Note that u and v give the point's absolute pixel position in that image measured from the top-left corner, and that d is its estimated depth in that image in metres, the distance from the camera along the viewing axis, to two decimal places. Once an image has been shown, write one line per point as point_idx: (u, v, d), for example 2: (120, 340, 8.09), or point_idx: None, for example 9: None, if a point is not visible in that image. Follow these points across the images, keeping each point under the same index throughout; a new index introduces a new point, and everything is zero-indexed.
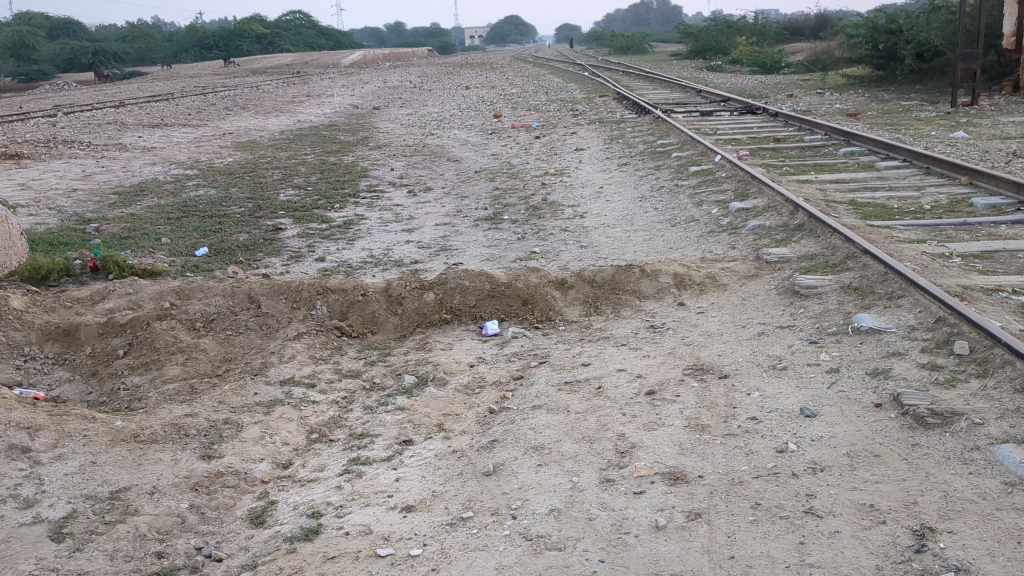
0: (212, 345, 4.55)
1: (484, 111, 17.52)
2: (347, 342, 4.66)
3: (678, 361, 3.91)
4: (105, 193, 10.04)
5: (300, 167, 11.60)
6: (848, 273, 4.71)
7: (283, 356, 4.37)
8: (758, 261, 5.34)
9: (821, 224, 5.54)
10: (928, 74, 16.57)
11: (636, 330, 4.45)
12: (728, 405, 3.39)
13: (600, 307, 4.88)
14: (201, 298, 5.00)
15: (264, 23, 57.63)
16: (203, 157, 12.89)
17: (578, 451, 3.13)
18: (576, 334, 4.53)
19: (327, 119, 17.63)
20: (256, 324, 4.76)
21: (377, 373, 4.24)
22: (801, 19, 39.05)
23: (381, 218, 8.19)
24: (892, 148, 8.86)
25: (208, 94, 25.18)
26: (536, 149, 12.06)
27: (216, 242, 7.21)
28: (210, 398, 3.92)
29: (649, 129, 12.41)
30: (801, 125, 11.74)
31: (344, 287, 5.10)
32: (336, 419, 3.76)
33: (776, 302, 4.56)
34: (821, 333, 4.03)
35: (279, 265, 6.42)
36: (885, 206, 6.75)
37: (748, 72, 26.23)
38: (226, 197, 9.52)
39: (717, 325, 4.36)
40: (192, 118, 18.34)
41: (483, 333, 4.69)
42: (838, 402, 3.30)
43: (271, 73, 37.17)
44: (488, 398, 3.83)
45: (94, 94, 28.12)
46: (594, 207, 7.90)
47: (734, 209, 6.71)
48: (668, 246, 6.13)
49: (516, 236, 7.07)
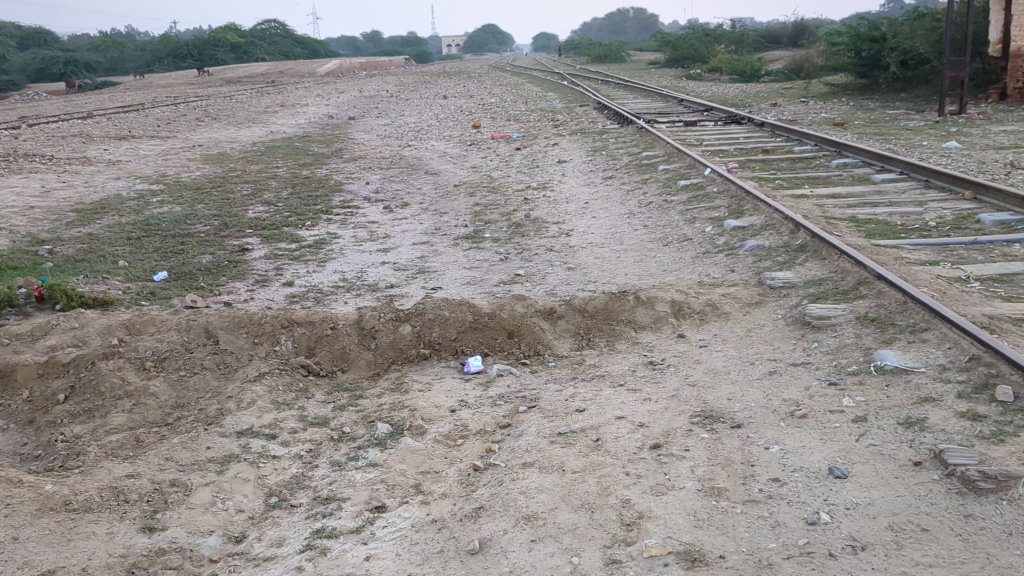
0: (163, 389, 4.10)
1: (463, 121, 17.08)
2: (313, 383, 4.22)
3: (684, 407, 3.50)
4: (64, 211, 9.56)
5: (271, 181, 11.14)
6: (863, 301, 4.30)
7: (242, 402, 3.93)
8: (761, 286, 4.94)
9: (828, 246, 5.15)
10: (912, 81, 16.28)
11: (634, 367, 4.03)
12: (745, 462, 2.97)
13: (593, 340, 4.47)
14: (154, 334, 4.55)
15: (239, 31, 56.99)
16: (171, 171, 12.41)
17: (577, 523, 2.70)
18: (567, 372, 4.11)
19: (302, 130, 17.18)
20: (213, 363, 4.31)
21: (346, 421, 3.80)
22: (779, 27, 38.89)
23: (354, 237, 7.75)
24: (887, 160, 8.48)
25: (180, 103, 24.63)
26: (516, 161, 11.65)
27: (177, 265, 6.76)
28: (156, 454, 3.48)
29: (633, 140, 12.03)
30: (790, 134, 11.38)
31: (312, 319, 4.65)
32: (299, 478, 3.32)
33: (786, 335, 4.15)
34: (841, 372, 3.63)
35: (244, 291, 5.97)
36: (888, 222, 6.36)
37: (729, 79, 25.96)
38: (192, 214, 9.06)
39: (723, 362, 3.95)
40: (162, 129, 17.82)
41: (465, 370, 4.25)
42: (872, 458, 2.89)
43: (247, 82, 36.67)
44: (472, 451, 3.40)
45: (63, 104, 27.55)
46: (580, 224, 7.49)
47: (730, 227, 6.31)
48: (661, 269, 5.73)
49: (499, 256, 6.65)
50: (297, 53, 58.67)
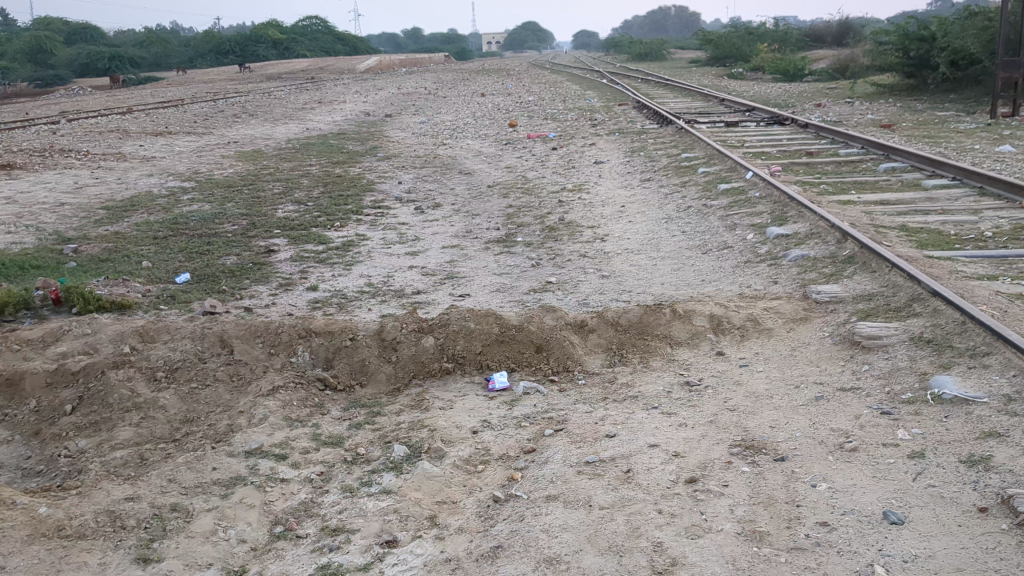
0: (173, 401, 3.92)
1: (499, 120, 16.86)
2: (330, 399, 4.01)
3: (722, 434, 3.24)
4: (94, 208, 9.45)
5: (303, 180, 10.99)
6: (917, 320, 4.01)
7: (253, 418, 3.73)
8: (806, 300, 4.66)
9: (878, 258, 4.85)
10: (963, 82, 15.79)
11: (669, 388, 3.78)
12: (790, 502, 2.71)
13: (626, 357, 4.21)
14: (167, 342, 4.37)
15: (280, 28, 57.20)
16: (203, 168, 12.31)
17: (604, 569, 2.46)
18: (598, 391, 3.87)
19: (337, 127, 17.03)
20: (227, 374, 4.12)
21: (362, 441, 3.58)
22: (822, 27, 38.22)
23: (384, 239, 7.55)
24: (938, 165, 8.12)
25: (219, 100, 24.64)
26: (552, 161, 11.40)
27: (200, 267, 6.59)
28: (160, 475, 3.29)
29: (672, 141, 11.73)
30: (835, 136, 11.01)
31: (331, 329, 4.44)
32: (307, 505, 3.10)
33: (833, 355, 3.88)
34: (894, 400, 3.34)
35: (266, 296, 5.79)
36: (940, 232, 6.02)
37: (771, 79, 25.50)
38: (221, 213, 8.91)
39: (765, 384, 3.68)
40: (198, 126, 17.76)
41: (489, 388, 4.01)
42: (931, 502, 2.62)
43: (286, 79, 36.69)
44: (493, 479, 3.16)
45: (103, 100, 27.67)
46: (615, 229, 7.22)
47: (773, 235, 6.02)
48: (700, 279, 5.45)
49: (531, 262, 6.41)
50: (338, 50, 58.72)
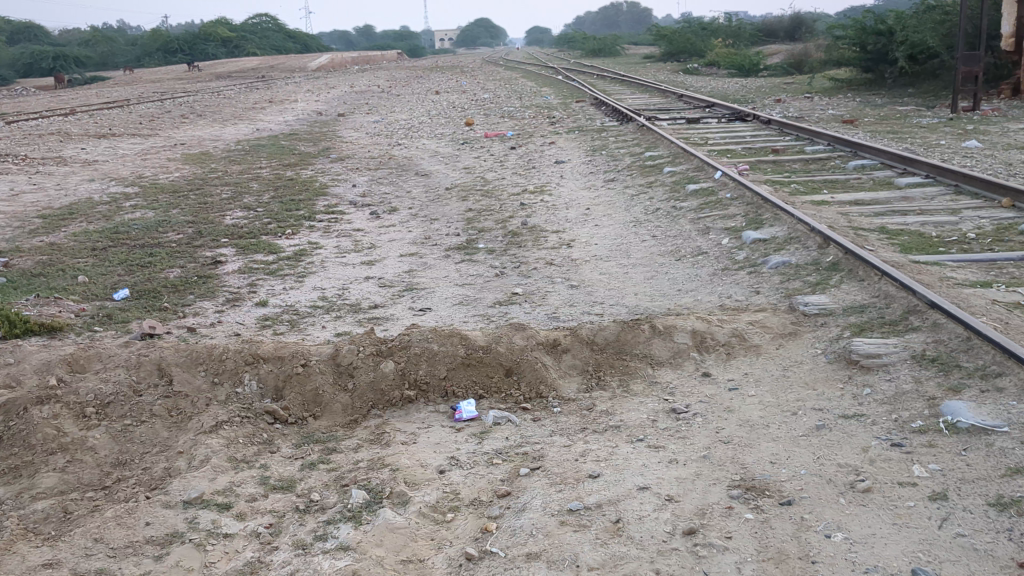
0: (104, 441, 3.51)
1: (455, 119, 16.46)
2: (279, 433, 3.63)
3: (718, 474, 2.92)
4: (29, 216, 8.94)
5: (252, 184, 10.53)
6: (916, 335, 3.72)
7: (193, 460, 3.34)
8: (792, 312, 4.37)
9: (866, 265, 4.56)
10: (921, 76, 15.67)
11: (654, 416, 3.45)
12: (804, 558, 2.39)
13: (603, 380, 3.88)
14: (99, 372, 3.95)
15: (229, 26, 56.16)
16: (147, 171, 11.78)
17: None
18: (576, 420, 3.53)
19: (288, 127, 16.53)
20: (165, 409, 3.72)
21: (316, 484, 3.21)
22: (774, 21, 38.17)
23: (338, 247, 7.16)
24: (910, 162, 7.87)
25: (166, 100, 23.94)
26: (511, 161, 11.05)
27: (141, 281, 6.16)
28: (87, 533, 2.89)
29: (634, 139, 11.45)
30: (799, 133, 10.80)
31: (281, 354, 4.04)
32: (254, 566, 2.73)
33: (830, 377, 3.57)
34: (904, 428, 3.05)
35: (211, 313, 5.38)
36: (922, 234, 5.77)
37: (726, 74, 25.35)
38: (165, 221, 8.44)
39: (759, 411, 3.37)
40: (143, 128, 17.15)
41: (456, 418, 3.66)
42: (963, 556, 2.32)
43: (235, 78, 35.90)
44: (464, 530, 2.81)
45: (43, 100, 26.78)
46: (582, 234, 6.89)
47: (750, 240, 5.73)
48: (675, 289, 5.14)
49: (494, 271, 6.06)
50: (289, 48, 57.81)
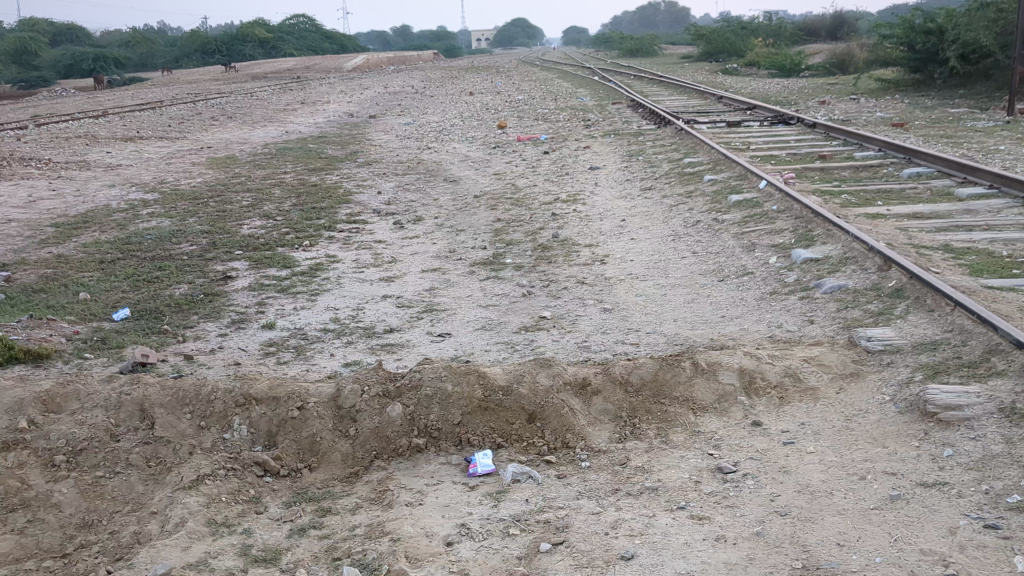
0: (70, 497, 3.11)
1: (488, 122, 16.01)
2: (269, 490, 3.20)
3: (776, 559, 2.44)
4: (42, 225, 8.64)
5: (275, 190, 10.16)
6: (1002, 381, 3.20)
7: (167, 523, 2.92)
8: (853, 347, 3.87)
9: (936, 292, 4.05)
10: (973, 77, 14.99)
11: (698, 478, 2.97)
12: None
13: (639, 429, 3.41)
14: (74, 411, 3.54)
15: (268, 27, 56.27)
16: (171, 176, 11.47)
17: None
18: (606, 480, 3.06)
19: (318, 130, 16.19)
20: (144, 459, 3.30)
21: (304, 556, 2.77)
22: (816, 20, 37.32)
23: (357, 261, 6.75)
24: (971, 170, 7.30)
25: (200, 101, 23.74)
26: (543, 167, 10.61)
27: (144, 299, 5.78)
28: None
29: (672, 144, 10.94)
30: (847, 137, 10.23)
31: (277, 394, 3.61)
32: None
33: (902, 432, 3.07)
34: (997, 505, 2.55)
35: (214, 337, 4.97)
36: (992, 254, 5.23)
37: (766, 74, 24.68)
38: (180, 231, 8.08)
39: (821, 474, 2.88)
40: (172, 130, 16.91)
41: (470, 473, 3.22)
42: None
43: (271, 79, 35.79)
44: None
45: (78, 102, 26.79)
46: (617, 248, 6.42)
47: (801, 259, 5.23)
48: (719, 314, 4.66)
49: (522, 289, 5.61)
50: (325, 47, 57.79)
